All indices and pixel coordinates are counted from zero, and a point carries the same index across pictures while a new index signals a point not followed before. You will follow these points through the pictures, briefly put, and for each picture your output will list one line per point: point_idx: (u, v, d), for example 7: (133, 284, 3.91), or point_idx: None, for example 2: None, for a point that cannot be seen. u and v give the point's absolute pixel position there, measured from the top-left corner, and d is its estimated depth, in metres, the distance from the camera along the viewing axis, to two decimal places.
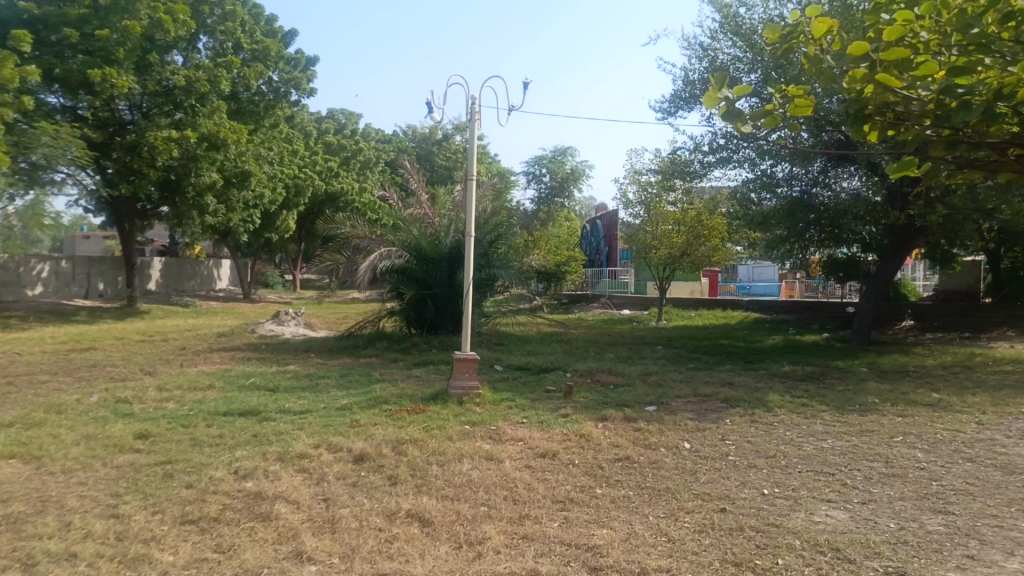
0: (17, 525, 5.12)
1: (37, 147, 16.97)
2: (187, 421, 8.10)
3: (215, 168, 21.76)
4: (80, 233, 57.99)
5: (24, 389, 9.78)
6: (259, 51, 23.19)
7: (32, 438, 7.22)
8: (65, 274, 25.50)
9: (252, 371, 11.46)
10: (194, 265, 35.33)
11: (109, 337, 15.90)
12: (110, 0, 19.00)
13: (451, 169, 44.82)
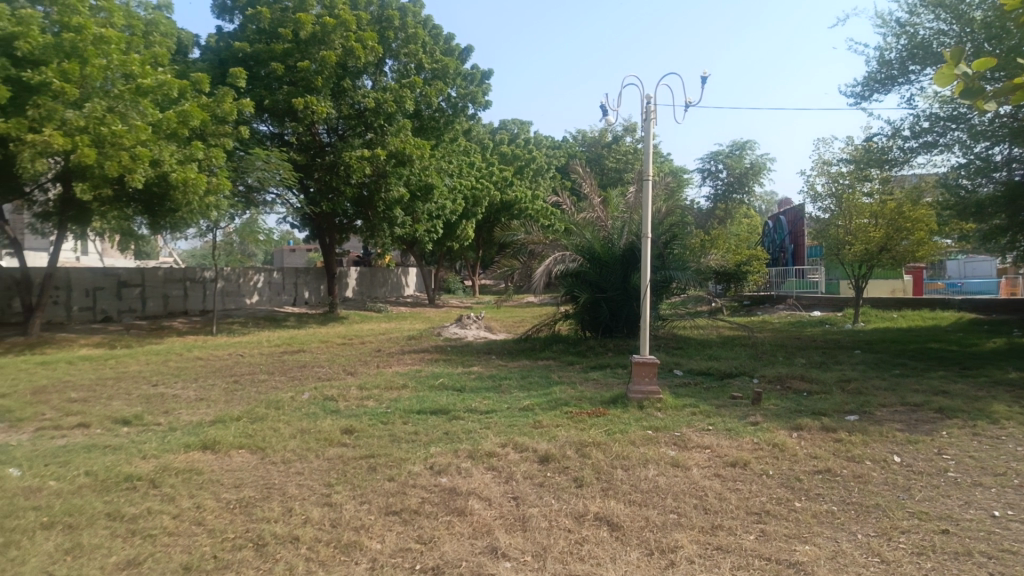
0: (249, 508, 5.74)
1: (251, 171, 19.43)
2: (386, 419, 8.68)
3: (402, 183, 23.07)
4: (285, 246, 64.38)
5: (248, 387, 10.98)
6: (439, 70, 24.37)
7: (258, 431, 8.07)
8: (276, 284, 28.35)
9: (440, 372, 12.04)
10: (384, 273, 37.92)
11: (315, 340, 17.47)
12: (310, 33, 20.80)
13: (621, 170, 44.53)
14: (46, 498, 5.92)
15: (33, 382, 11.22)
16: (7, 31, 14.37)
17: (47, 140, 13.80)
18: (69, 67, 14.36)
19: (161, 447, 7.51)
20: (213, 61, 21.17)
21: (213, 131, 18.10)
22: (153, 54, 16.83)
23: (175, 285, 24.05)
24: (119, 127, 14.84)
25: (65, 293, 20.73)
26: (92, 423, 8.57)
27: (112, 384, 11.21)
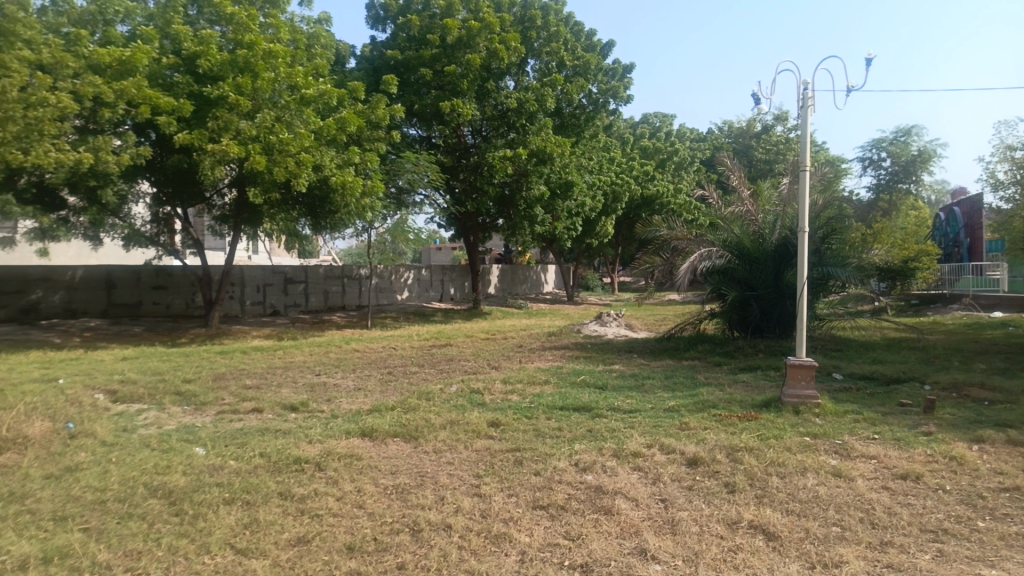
0: (404, 494, 6.02)
1: (402, 173, 20.36)
2: (530, 413, 8.80)
3: (543, 181, 23.25)
4: (434, 245, 67.19)
5: (400, 378, 11.54)
6: (580, 67, 24.32)
7: (410, 420, 8.45)
8: (424, 281, 29.52)
9: (582, 369, 12.04)
10: (525, 270, 38.49)
11: (460, 335, 18.03)
12: (456, 38, 21.44)
13: (772, 161, 42.46)
14: (228, 475, 6.51)
15: (214, 369, 12.39)
16: (191, 51, 15.95)
17: (224, 149, 15.19)
18: (242, 82, 15.70)
19: (324, 432, 8.04)
20: (367, 70, 22.35)
21: (368, 137, 19.11)
22: (314, 66, 18.02)
23: (334, 282, 25.64)
24: (285, 135, 16.06)
25: (239, 288, 22.73)
26: (264, 408, 9.32)
27: (280, 372, 12.16)
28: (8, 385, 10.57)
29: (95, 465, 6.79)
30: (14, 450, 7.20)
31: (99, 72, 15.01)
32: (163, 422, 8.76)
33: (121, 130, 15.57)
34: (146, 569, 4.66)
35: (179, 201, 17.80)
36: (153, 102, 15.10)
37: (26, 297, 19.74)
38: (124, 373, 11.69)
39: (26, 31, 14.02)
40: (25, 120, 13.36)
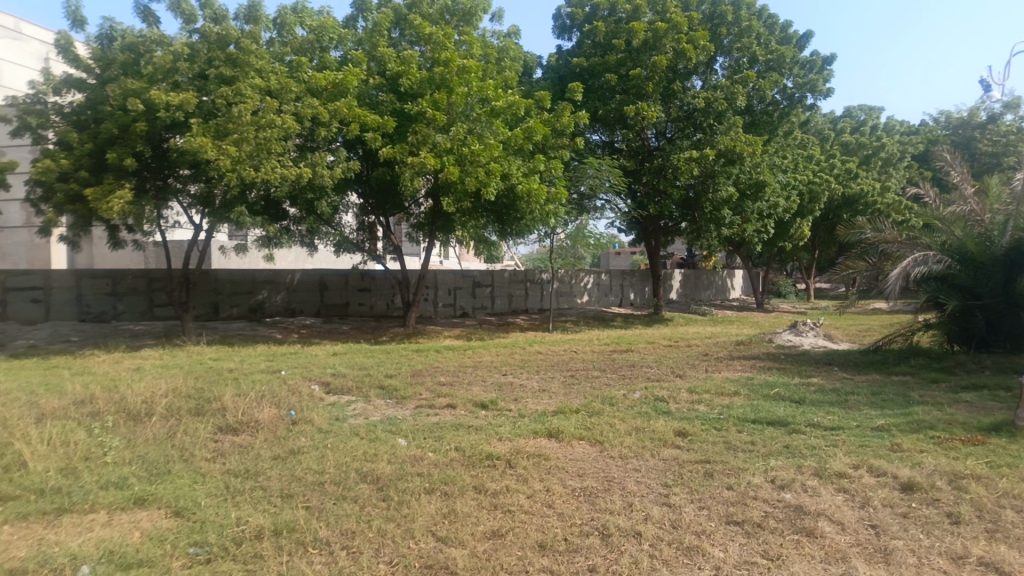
0: (592, 498, 6.06)
1: (585, 178, 20.58)
2: (720, 425, 8.49)
3: (732, 182, 22.36)
4: (614, 250, 67.26)
5: (584, 382, 11.63)
6: (774, 61, 23.16)
7: (595, 425, 8.48)
8: (605, 285, 29.53)
9: (775, 381, 11.41)
10: (709, 275, 37.23)
11: (642, 341, 17.80)
12: (642, 40, 21.29)
13: (999, 155, 37.69)
14: (427, 466, 6.94)
15: (411, 366, 13.23)
16: (394, 71, 17.24)
17: (422, 161, 16.18)
18: (439, 97, 16.67)
19: (513, 431, 8.30)
20: (553, 78, 22.80)
21: (553, 144, 19.50)
22: (503, 78, 18.74)
23: (518, 286, 26.39)
24: (476, 146, 16.81)
25: (433, 291, 24.12)
26: (457, 405, 9.81)
27: (470, 371, 12.73)
28: (241, 374, 12.00)
29: (313, 449, 7.53)
30: (249, 433, 8.16)
31: (316, 94, 16.64)
32: (369, 413, 9.52)
33: (334, 147, 17.13)
34: (359, 548, 5.10)
35: (381, 210, 19.22)
36: (361, 121, 16.50)
37: (254, 297, 22.27)
38: (335, 367, 12.84)
39: (258, 62, 15.87)
40: (256, 141, 15.14)
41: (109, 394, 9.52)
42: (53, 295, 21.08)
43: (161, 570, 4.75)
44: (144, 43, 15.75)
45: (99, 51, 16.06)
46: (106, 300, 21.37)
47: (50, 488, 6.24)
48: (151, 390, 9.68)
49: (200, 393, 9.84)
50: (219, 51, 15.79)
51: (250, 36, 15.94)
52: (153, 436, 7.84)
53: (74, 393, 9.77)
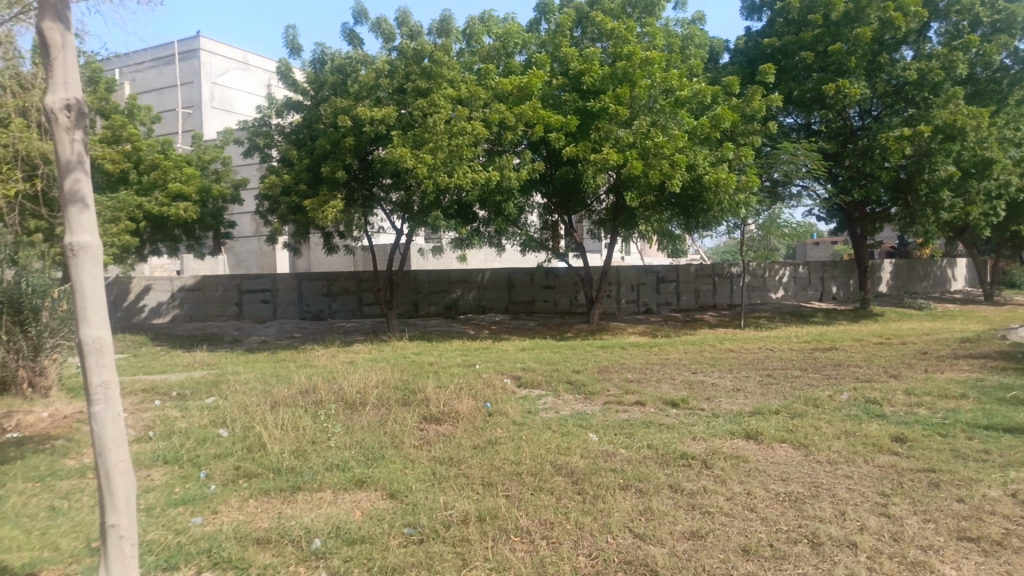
0: (799, 504, 5.74)
1: (778, 165, 19.51)
2: (945, 430, 7.68)
3: (952, 160, 20.03)
4: (811, 241, 63.11)
5: (783, 381, 11.02)
6: (1002, 21, 20.50)
7: (798, 427, 8.02)
8: (802, 279, 27.76)
9: (1012, 383, 10.09)
10: (925, 265, 33.67)
11: (847, 338, 16.48)
12: (842, 13, 19.81)
13: None
14: (621, 462, 6.95)
15: (599, 362, 13.28)
16: (577, 70, 17.44)
17: (605, 158, 16.17)
18: (622, 92, 16.61)
19: (708, 431, 8.06)
20: (742, 62, 21.85)
21: (742, 131, 18.68)
22: (688, 67, 18.26)
23: (705, 281, 25.57)
24: (661, 138, 16.51)
25: (617, 287, 24.06)
26: (647, 402, 9.71)
27: (659, 368, 12.54)
28: (440, 368, 12.74)
29: (510, 441, 7.81)
30: (450, 423, 8.66)
31: (503, 99, 17.27)
32: (560, 407, 9.71)
33: (520, 149, 17.66)
34: (559, 539, 5.22)
35: (564, 208, 19.45)
36: (546, 121, 16.88)
37: (448, 296, 23.58)
38: (525, 362, 13.23)
39: (449, 72, 16.74)
40: (449, 148, 15.97)
41: (329, 384, 10.54)
42: (280, 296, 23.76)
43: (380, 547, 5.17)
44: (350, 64, 17.21)
45: (313, 75, 17.77)
46: (322, 300, 23.70)
47: (285, 468, 7.03)
48: (364, 381, 10.58)
49: (406, 385, 10.60)
50: (415, 66, 16.86)
51: (442, 48, 16.86)
52: (367, 424, 8.57)
53: (300, 383, 10.94)
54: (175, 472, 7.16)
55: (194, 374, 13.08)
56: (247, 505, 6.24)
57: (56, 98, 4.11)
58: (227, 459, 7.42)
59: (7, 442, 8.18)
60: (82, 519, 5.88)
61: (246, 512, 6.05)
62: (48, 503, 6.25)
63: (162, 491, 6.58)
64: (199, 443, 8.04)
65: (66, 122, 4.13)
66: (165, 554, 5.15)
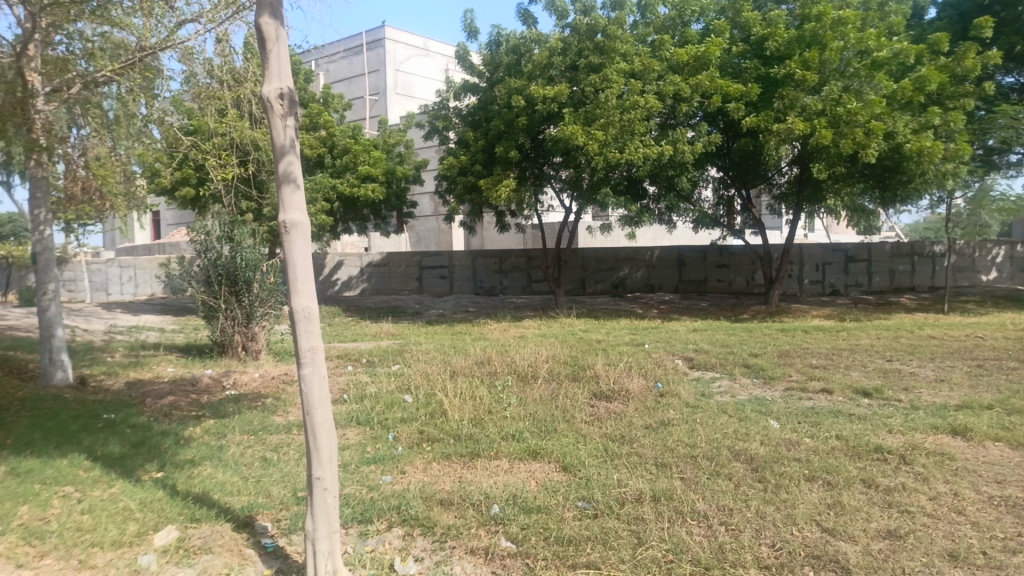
0: (1019, 510, 5.13)
1: (994, 130, 17.31)
2: None
3: None
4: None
5: (996, 373, 9.86)
6: None
7: (1017, 425, 7.13)
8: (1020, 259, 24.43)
9: None
10: None
11: None
12: None
13: None
14: (806, 452, 6.55)
15: (779, 346, 12.61)
16: (760, 35, 16.50)
17: (790, 127, 15.14)
18: (810, 56, 15.46)
19: (906, 424, 7.40)
20: (952, 16, 19.59)
21: (951, 93, 16.72)
22: (887, 25, 16.65)
23: (902, 260, 23.33)
24: (854, 105, 15.19)
25: (798, 268, 22.80)
26: (835, 390, 9.07)
27: (847, 354, 11.67)
28: (609, 346, 12.68)
29: (683, 422, 7.63)
30: (621, 401, 8.61)
31: (678, 71, 16.78)
32: (736, 391, 9.34)
33: (694, 122, 17.06)
34: (739, 526, 5.04)
35: (742, 182, 18.52)
36: (724, 91, 16.18)
37: (616, 274, 23.55)
38: (698, 343, 12.85)
39: (623, 46, 16.46)
40: (621, 123, 15.73)
41: (502, 357, 10.87)
42: (456, 272, 24.80)
43: (556, 518, 5.26)
44: (524, 43, 17.43)
45: (489, 56, 18.20)
46: (495, 277, 24.39)
47: (464, 435, 7.35)
48: (536, 355, 10.80)
49: (576, 361, 10.68)
50: (588, 41, 16.70)
51: (616, 22, 16.58)
52: (540, 397, 8.74)
53: (476, 355, 11.38)
54: (366, 433, 7.73)
55: (380, 343, 14.01)
56: (431, 467, 6.60)
57: (272, 87, 4.49)
58: (412, 424, 7.89)
59: (227, 398, 9.24)
60: (289, 470, 6.51)
61: (430, 474, 6.40)
62: (261, 454, 6.99)
63: (356, 449, 7.14)
64: (387, 407, 8.62)
65: (280, 109, 4.51)
66: (360, 508, 5.59)
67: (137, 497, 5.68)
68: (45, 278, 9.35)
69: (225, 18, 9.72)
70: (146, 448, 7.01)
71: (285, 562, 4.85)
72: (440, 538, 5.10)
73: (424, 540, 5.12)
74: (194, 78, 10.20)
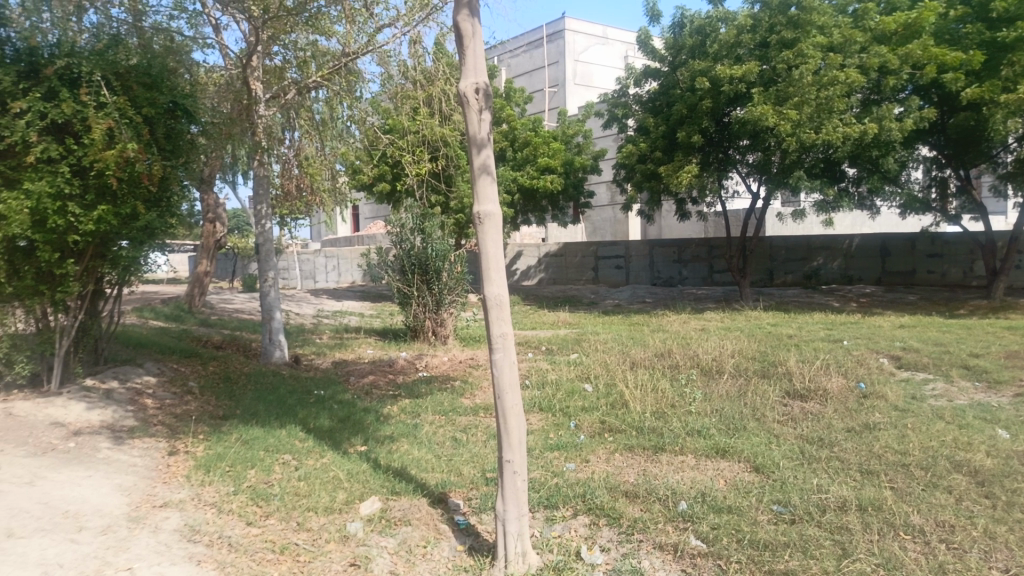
0: None
1: None
2: None
3: None
4: None
5: None
6: None
7: None
8: None
9: None
10: None
11: None
12: None
13: None
14: None
15: (1005, 345, 11.16)
16: None
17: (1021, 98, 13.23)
18: None
19: None
20: None
21: None
22: None
23: None
24: None
25: None
26: None
27: None
28: (802, 341, 11.89)
29: (892, 427, 6.96)
30: (817, 401, 8.02)
31: (884, 41, 15.49)
32: (953, 395, 8.38)
33: (903, 96, 15.61)
34: (963, 545, 4.52)
35: (958, 162, 16.57)
36: (939, 61, 14.51)
37: (809, 264, 22.18)
38: (905, 341, 11.70)
39: (820, 19, 15.45)
40: (817, 101, 14.67)
41: (684, 349, 10.57)
42: (633, 262, 24.50)
43: (749, 520, 5.01)
44: (710, 23, 16.78)
45: (672, 39, 17.66)
46: (674, 267, 23.74)
47: (647, 427, 7.23)
48: (720, 349, 10.40)
49: (765, 356, 10.15)
50: (780, 16, 15.71)
51: None
52: (726, 393, 8.38)
53: (656, 346, 11.17)
54: (549, 419, 7.85)
55: (559, 332, 14.18)
56: (614, 457, 6.56)
57: (469, 82, 4.63)
58: (594, 413, 7.88)
59: (419, 379, 9.81)
60: (478, 451, 6.76)
61: (614, 465, 6.35)
62: (451, 434, 7.32)
63: (539, 435, 7.28)
64: (569, 395, 8.70)
65: (476, 103, 4.64)
66: (546, 492, 5.68)
67: (344, 468, 6.17)
68: (266, 267, 10.45)
69: (419, 20, 10.24)
70: (351, 423, 7.61)
71: (476, 540, 5.03)
72: (626, 530, 5.04)
73: (610, 530, 5.09)
74: (390, 80, 10.67)
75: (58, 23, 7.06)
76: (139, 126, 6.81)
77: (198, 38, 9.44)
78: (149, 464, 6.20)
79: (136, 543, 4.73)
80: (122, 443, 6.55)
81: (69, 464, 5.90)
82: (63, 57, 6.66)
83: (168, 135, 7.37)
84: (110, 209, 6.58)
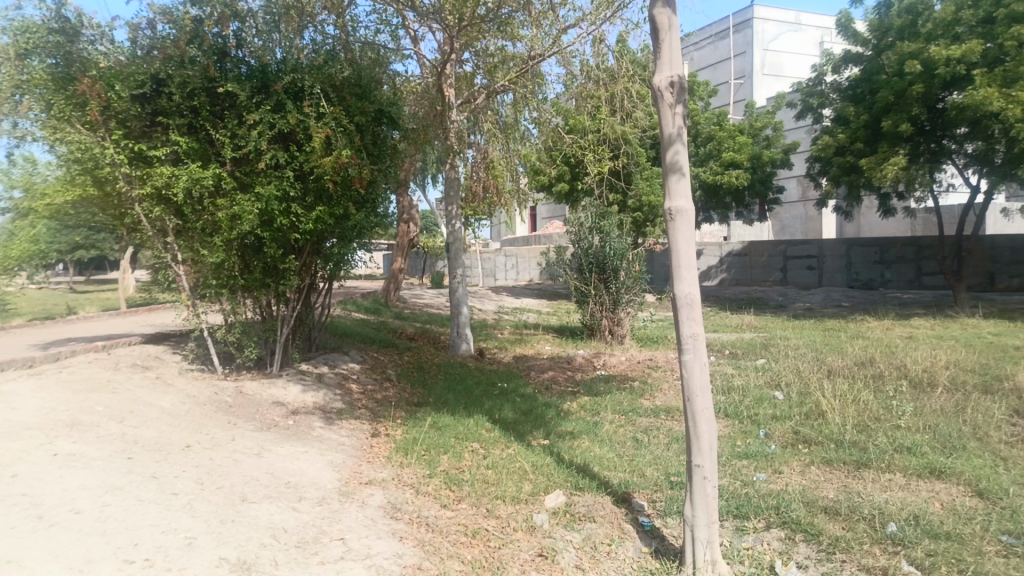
0: None
1: None
2: None
3: None
4: None
5: None
6: None
7: None
8: None
9: None
10: None
11: None
12: None
13: None
14: None
15: None
16: None
17: None
18: None
19: None
20: None
21: None
22: None
23: None
24: None
25: None
26: None
27: None
28: None
29: None
30: None
31: None
32: None
33: None
34: None
35: None
36: None
37: None
38: None
39: None
40: None
41: (888, 359, 9.72)
42: (826, 262, 22.91)
43: (973, 549, 4.51)
44: (923, 0, 15.55)
45: (877, 21, 16.45)
46: (874, 268, 21.85)
47: (847, 441, 6.72)
48: (932, 360, 9.44)
49: (987, 369, 9.08)
50: None
51: None
52: (940, 407, 7.59)
53: (855, 354, 10.35)
54: (736, 426, 7.54)
55: (743, 335, 13.58)
56: (810, 471, 6.17)
57: (664, 77, 4.56)
58: (786, 423, 7.46)
59: (599, 377, 9.84)
60: (661, 453, 6.65)
61: (810, 478, 5.98)
62: (634, 435, 7.27)
63: (726, 442, 7.02)
64: (757, 402, 8.30)
65: (671, 98, 4.56)
66: (736, 501, 5.47)
67: (530, 460, 6.34)
68: (455, 264, 10.98)
69: (605, 19, 10.27)
70: (534, 416, 7.80)
71: (662, 544, 4.96)
72: (827, 548, 4.73)
73: (808, 547, 4.81)
74: (573, 80, 10.79)
75: (284, 43, 7.91)
76: (352, 134, 7.47)
77: (398, 50, 10.10)
78: (355, 444, 6.75)
79: (347, 516, 5.17)
80: (332, 424, 7.18)
81: (289, 439, 6.57)
82: (289, 73, 7.38)
83: (375, 141, 7.99)
84: (326, 210, 7.29)
